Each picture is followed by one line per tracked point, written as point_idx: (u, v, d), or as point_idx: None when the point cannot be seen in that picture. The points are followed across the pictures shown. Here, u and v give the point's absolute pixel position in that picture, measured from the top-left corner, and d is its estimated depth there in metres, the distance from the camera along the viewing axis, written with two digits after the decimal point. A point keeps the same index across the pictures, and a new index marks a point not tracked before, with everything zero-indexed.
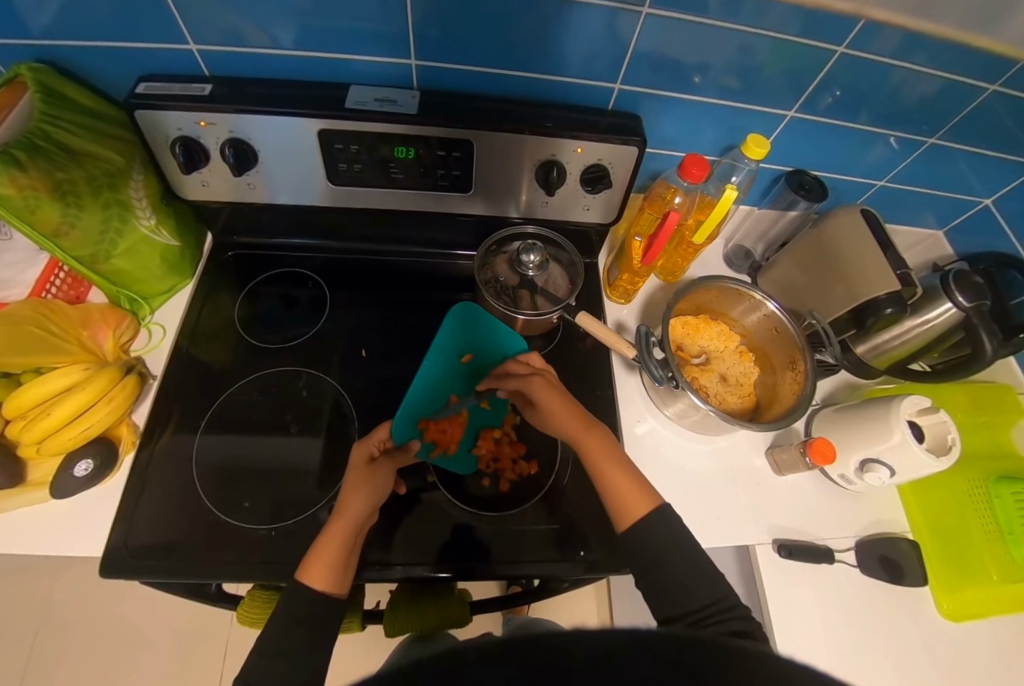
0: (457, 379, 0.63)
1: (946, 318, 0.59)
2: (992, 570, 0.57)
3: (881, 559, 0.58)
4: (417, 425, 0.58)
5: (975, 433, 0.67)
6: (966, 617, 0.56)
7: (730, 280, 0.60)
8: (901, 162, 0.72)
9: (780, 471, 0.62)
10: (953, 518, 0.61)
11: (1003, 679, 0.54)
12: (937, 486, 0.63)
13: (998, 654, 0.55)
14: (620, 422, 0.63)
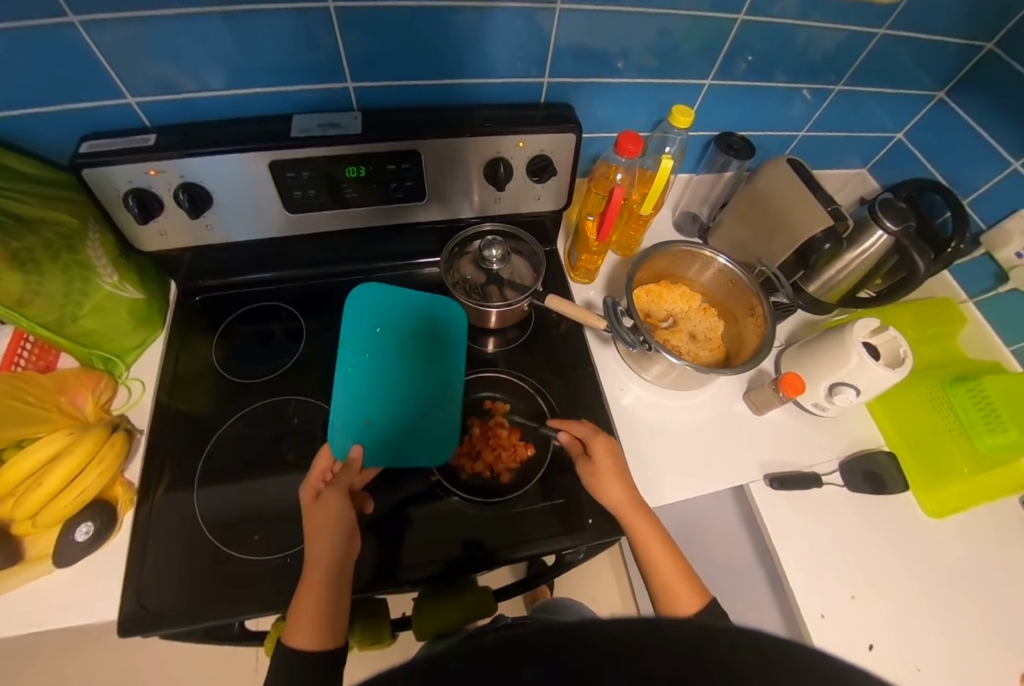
0: (382, 370, 0.66)
1: (879, 244, 0.64)
2: (964, 463, 0.62)
3: (865, 474, 0.62)
4: (360, 432, 0.61)
5: (925, 346, 0.72)
6: (949, 513, 0.61)
7: (681, 243, 0.64)
8: (816, 112, 0.78)
9: (759, 410, 0.66)
10: (923, 425, 0.66)
11: (985, 562, 0.59)
12: (903, 399, 0.68)
13: (980, 541, 0.60)
14: (605, 394, 0.66)
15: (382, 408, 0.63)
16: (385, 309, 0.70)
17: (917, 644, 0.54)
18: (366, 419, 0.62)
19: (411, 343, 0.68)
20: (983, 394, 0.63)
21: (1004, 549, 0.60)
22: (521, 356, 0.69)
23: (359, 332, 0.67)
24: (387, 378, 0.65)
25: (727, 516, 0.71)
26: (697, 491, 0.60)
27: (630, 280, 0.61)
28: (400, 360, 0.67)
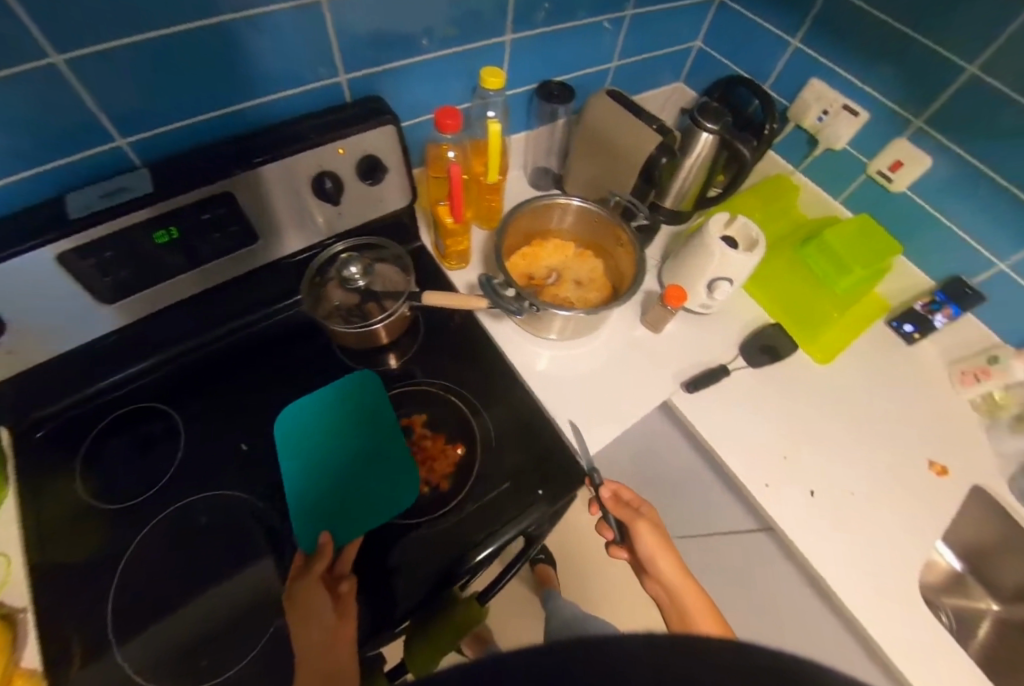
0: (334, 449, 0.58)
1: (708, 146, 0.69)
2: (832, 310, 0.70)
3: (760, 346, 0.68)
4: (325, 522, 0.53)
5: (775, 221, 0.81)
6: (832, 355, 0.70)
7: (535, 199, 0.64)
8: (619, 40, 0.81)
9: (658, 328, 0.69)
10: (793, 288, 0.73)
11: (866, 382, 0.70)
12: (773, 272, 0.74)
13: (857, 368, 0.70)
14: (517, 367, 0.66)
15: (346, 490, 0.56)
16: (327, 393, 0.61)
17: (841, 474, 0.62)
18: (330, 505, 0.54)
19: (364, 413, 0.60)
20: (827, 245, 0.69)
21: (874, 368, 0.71)
22: (426, 358, 0.67)
23: (303, 420, 0.59)
24: (342, 455, 0.58)
25: (653, 433, 0.75)
26: (627, 421, 0.62)
27: (502, 261, 0.61)
28: (356, 431, 0.59)
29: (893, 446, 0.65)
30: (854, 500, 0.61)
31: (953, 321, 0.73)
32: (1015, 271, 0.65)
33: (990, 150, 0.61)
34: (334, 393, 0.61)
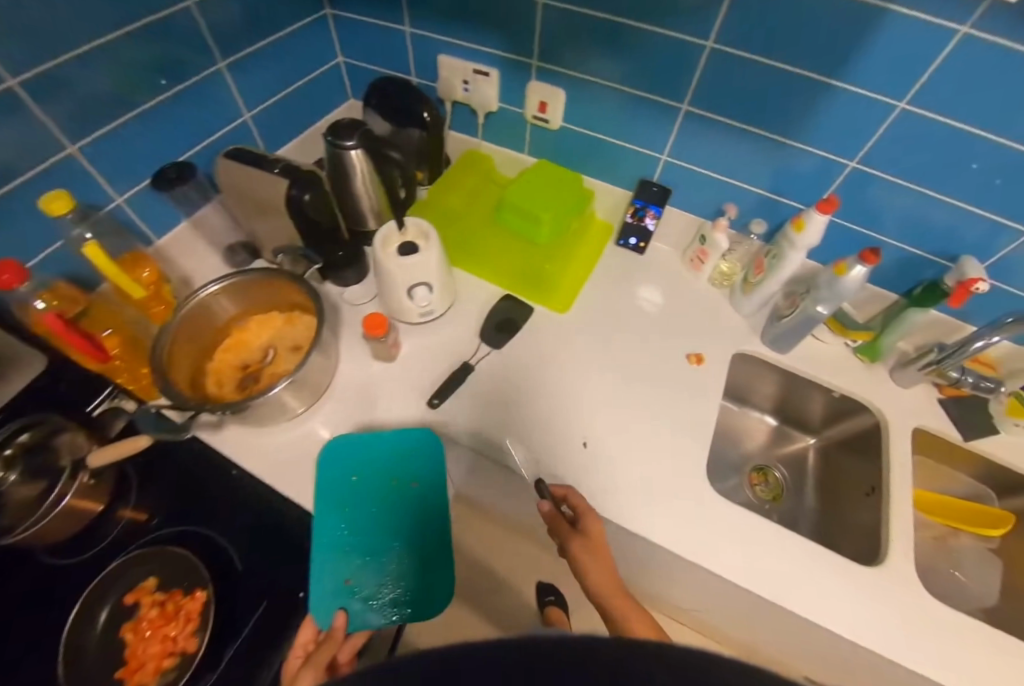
0: (395, 509, 0.56)
1: (360, 161, 0.67)
2: (544, 263, 0.73)
3: (496, 327, 0.67)
4: (345, 586, 0.52)
5: (472, 198, 0.80)
6: (567, 300, 0.72)
7: (176, 314, 0.55)
8: (230, 92, 0.67)
9: (390, 355, 0.65)
10: (505, 257, 0.74)
11: (604, 309, 0.73)
12: (482, 249, 0.75)
13: (594, 301, 0.73)
14: (255, 476, 0.57)
15: (372, 526, 0.55)
16: (375, 453, 0.58)
17: (608, 413, 0.63)
18: (348, 580, 0.52)
19: (398, 462, 0.58)
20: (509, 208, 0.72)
21: (610, 293, 0.74)
22: (126, 530, 0.54)
23: (342, 467, 0.57)
24: (379, 506, 0.56)
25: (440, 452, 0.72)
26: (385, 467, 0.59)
27: (169, 381, 0.53)
28: (384, 506, 0.56)
29: (646, 362, 0.68)
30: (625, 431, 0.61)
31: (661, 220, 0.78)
32: (674, 158, 0.70)
33: (599, 63, 0.64)
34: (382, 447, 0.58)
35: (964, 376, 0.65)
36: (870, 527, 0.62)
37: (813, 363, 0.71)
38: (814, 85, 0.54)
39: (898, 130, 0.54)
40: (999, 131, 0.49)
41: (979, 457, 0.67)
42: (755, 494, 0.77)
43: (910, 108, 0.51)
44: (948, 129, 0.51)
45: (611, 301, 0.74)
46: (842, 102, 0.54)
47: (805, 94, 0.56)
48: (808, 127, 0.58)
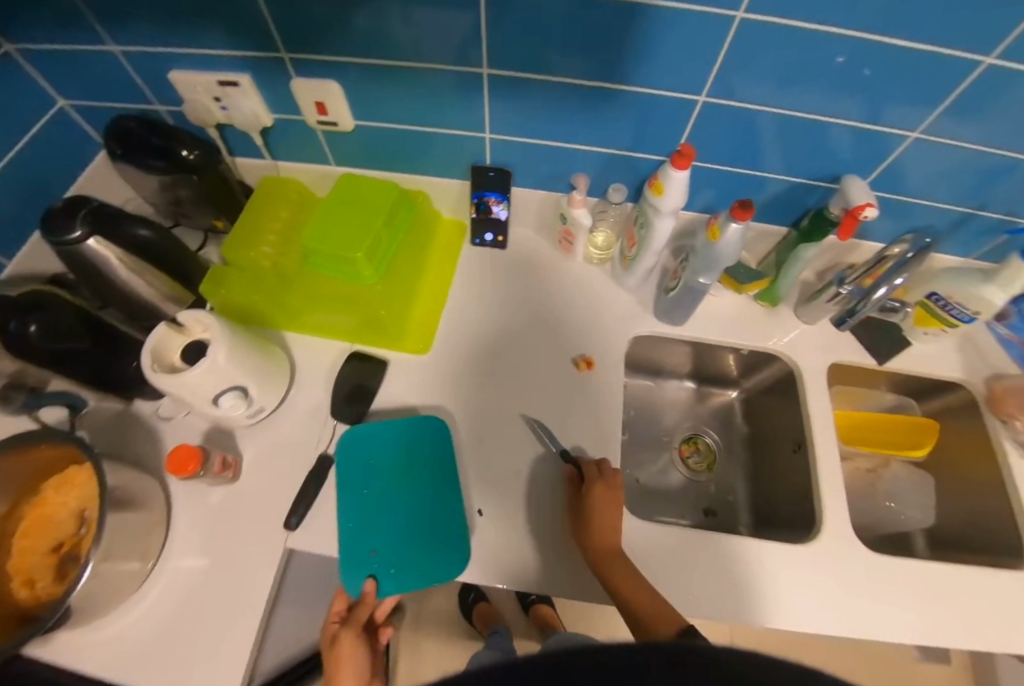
0: (415, 475, 0.53)
1: (105, 252, 0.49)
2: (379, 307, 0.60)
3: (346, 397, 0.57)
4: (370, 553, 0.50)
5: (282, 240, 0.64)
6: (426, 335, 0.62)
7: None
8: None
9: (229, 475, 0.53)
10: (338, 303, 0.61)
11: (474, 333, 0.63)
12: (310, 303, 0.61)
13: (460, 326, 0.63)
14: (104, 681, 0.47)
15: (393, 505, 0.52)
16: (387, 440, 0.55)
17: (499, 462, 0.55)
18: (373, 548, 0.50)
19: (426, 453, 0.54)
20: (314, 255, 0.57)
21: (478, 311, 0.64)
22: None
23: (371, 460, 0.54)
24: (400, 487, 0.53)
25: None
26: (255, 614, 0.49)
27: None
28: (407, 481, 0.53)
29: (533, 382, 0.60)
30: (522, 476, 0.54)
31: (513, 206, 0.67)
32: (498, 133, 0.58)
33: (366, 37, 0.47)
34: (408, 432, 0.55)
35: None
36: (800, 487, 0.58)
37: (715, 326, 0.62)
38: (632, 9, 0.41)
39: (743, 43, 0.42)
40: (858, 25, 0.38)
41: (894, 374, 0.63)
42: (688, 469, 0.69)
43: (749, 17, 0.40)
44: (798, 34, 0.40)
45: (482, 317, 0.64)
46: (670, 24, 0.41)
47: (625, 23, 0.42)
48: (639, 65, 0.46)
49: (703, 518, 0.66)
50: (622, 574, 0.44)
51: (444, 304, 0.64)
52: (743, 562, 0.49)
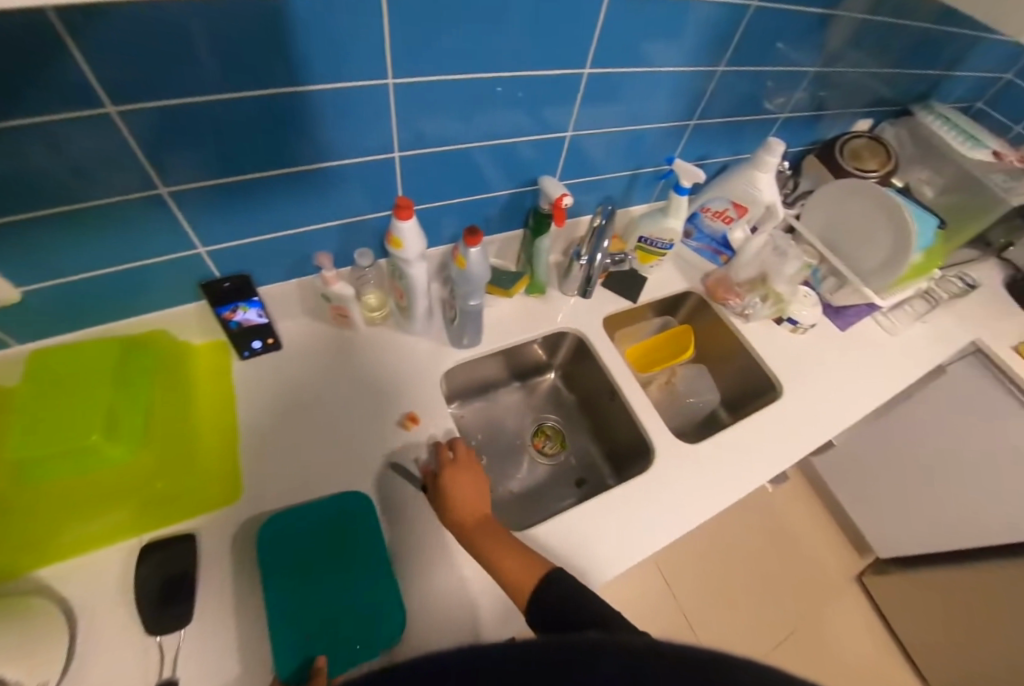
0: (346, 543, 0.52)
1: None
2: (156, 481, 0.50)
3: (157, 599, 0.46)
4: (308, 640, 0.45)
5: None
6: (234, 477, 0.56)
7: None
8: None
9: None
10: (87, 506, 0.48)
11: (293, 445, 0.59)
12: (42, 520, 0.47)
13: (273, 446, 0.58)
14: None
15: (330, 584, 0.49)
16: (314, 513, 0.53)
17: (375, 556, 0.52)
18: (312, 630, 0.46)
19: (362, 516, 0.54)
20: (24, 473, 0.42)
21: (285, 423, 0.60)
22: None
23: (296, 540, 0.51)
24: (333, 560, 0.50)
25: None
26: None
27: None
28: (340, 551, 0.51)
29: (374, 461, 0.59)
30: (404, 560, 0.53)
31: (275, 305, 0.64)
32: (222, 243, 0.54)
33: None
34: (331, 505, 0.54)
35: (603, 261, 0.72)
36: (628, 425, 0.68)
37: (511, 330, 0.69)
38: (292, 99, 0.42)
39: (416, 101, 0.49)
40: (492, 67, 0.49)
41: (648, 304, 0.79)
42: (548, 457, 0.76)
43: (398, 79, 0.46)
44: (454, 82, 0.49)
45: (294, 425, 0.60)
46: (348, 102, 0.45)
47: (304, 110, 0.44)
48: (335, 143, 0.49)
49: (579, 490, 0.73)
50: (491, 544, 0.48)
51: (236, 428, 0.59)
52: (618, 508, 0.56)
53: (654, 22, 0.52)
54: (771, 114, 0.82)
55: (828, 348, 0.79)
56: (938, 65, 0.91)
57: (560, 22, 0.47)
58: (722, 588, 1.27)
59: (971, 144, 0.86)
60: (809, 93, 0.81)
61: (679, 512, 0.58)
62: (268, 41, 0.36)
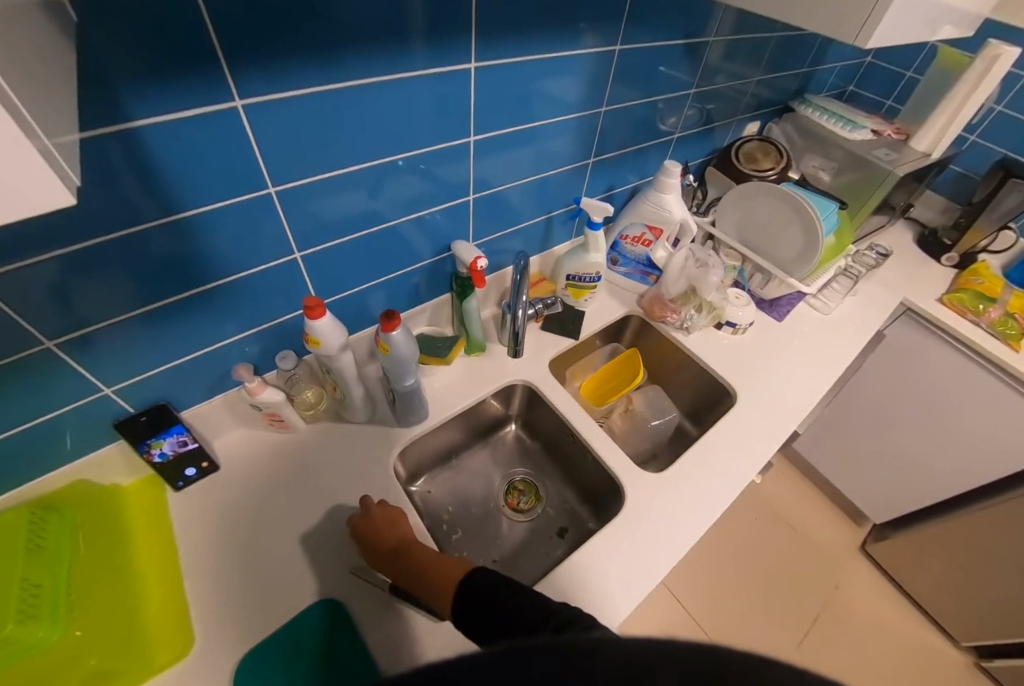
0: (324, 673, 0.47)
1: None
2: (93, 653, 0.43)
3: None
4: None
5: None
6: (185, 623, 0.50)
7: None
8: None
9: None
10: None
11: (249, 567, 0.54)
12: None
13: (226, 574, 0.54)
14: None
15: None
16: (286, 647, 0.49)
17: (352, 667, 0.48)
18: None
19: (336, 635, 0.50)
20: None
21: (236, 544, 0.56)
22: None
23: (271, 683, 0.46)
24: None
25: None
26: None
27: None
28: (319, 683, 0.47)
29: (338, 561, 0.55)
30: (384, 666, 0.48)
31: (209, 423, 0.61)
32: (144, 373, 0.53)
33: None
34: (304, 631, 0.50)
35: (535, 306, 0.72)
36: (593, 462, 0.67)
37: (459, 391, 0.68)
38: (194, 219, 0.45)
39: (314, 197, 0.52)
40: (378, 152, 0.53)
41: (591, 337, 0.79)
42: (527, 514, 0.73)
43: (281, 187, 0.49)
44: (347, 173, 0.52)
45: (248, 544, 0.56)
46: (247, 213, 0.48)
47: (204, 232, 0.47)
48: (244, 252, 0.51)
49: (564, 540, 0.71)
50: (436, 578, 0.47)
51: (175, 558, 0.54)
52: (598, 553, 0.55)
53: (507, 88, 0.58)
54: (668, 134, 0.86)
55: (770, 341, 0.81)
56: (805, 64, 0.99)
57: (419, 105, 0.52)
58: (739, 594, 1.24)
59: (849, 128, 0.93)
60: (696, 110, 0.86)
61: (662, 544, 0.56)
62: (131, 175, 0.38)
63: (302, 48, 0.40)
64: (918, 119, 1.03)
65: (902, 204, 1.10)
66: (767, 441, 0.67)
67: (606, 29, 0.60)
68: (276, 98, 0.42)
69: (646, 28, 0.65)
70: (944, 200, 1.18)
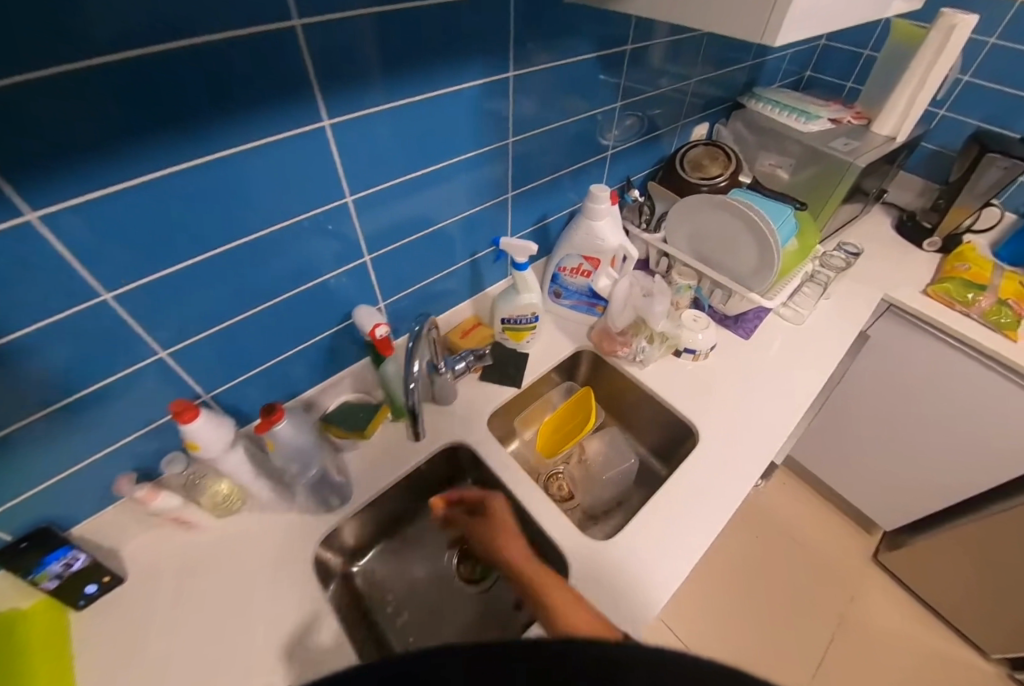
0: None
1: None
2: None
3: None
4: None
5: None
6: None
7: None
8: None
9: None
10: None
11: None
12: None
13: None
14: None
15: None
16: None
17: None
18: None
19: None
20: None
21: None
22: None
23: None
24: None
25: None
26: None
27: None
28: None
29: None
30: None
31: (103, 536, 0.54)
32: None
33: None
34: None
35: (465, 360, 0.65)
36: (536, 536, 0.59)
37: (392, 465, 0.62)
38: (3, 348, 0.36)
39: (176, 294, 0.43)
40: (248, 229, 0.44)
41: (540, 380, 0.73)
42: (477, 581, 0.67)
43: (122, 293, 0.40)
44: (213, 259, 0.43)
45: None
46: (83, 328, 0.39)
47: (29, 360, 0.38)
48: (95, 369, 0.42)
49: (518, 612, 0.64)
50: (545, 584, 0.42)
51: None
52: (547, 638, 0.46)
53: (399, 134, 0.50)
54: (612, 149, 0.81)
55: (737, 362, 0.74)
56: (751, 57, 0.93)
57: (288, 172, 0.44)
58: (751, 624, 1.15)
59: (804, 120, 0.87)
60: (635, 120, 0.81)
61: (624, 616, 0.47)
62: None
63: (99, 134, 0.32)
64: (880, 100, 0.96)
65: (876, 189, 1.03)
66: (737, 484, 0.58)
67: (503, 55, 0.54)
68: (81, 199, 0.34)
69: (554, 47, 0.58)
70: (921, 181, 1.10)
